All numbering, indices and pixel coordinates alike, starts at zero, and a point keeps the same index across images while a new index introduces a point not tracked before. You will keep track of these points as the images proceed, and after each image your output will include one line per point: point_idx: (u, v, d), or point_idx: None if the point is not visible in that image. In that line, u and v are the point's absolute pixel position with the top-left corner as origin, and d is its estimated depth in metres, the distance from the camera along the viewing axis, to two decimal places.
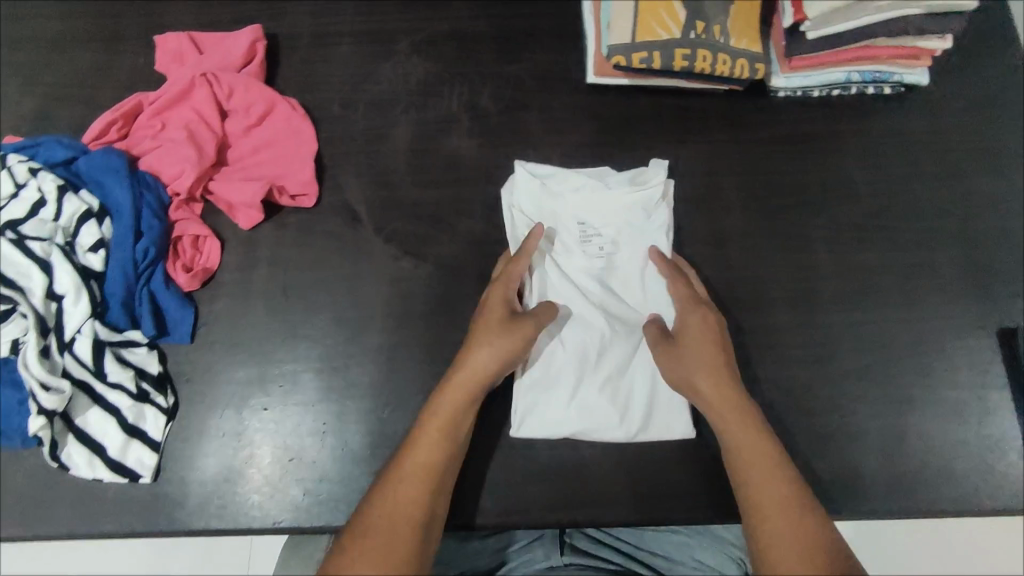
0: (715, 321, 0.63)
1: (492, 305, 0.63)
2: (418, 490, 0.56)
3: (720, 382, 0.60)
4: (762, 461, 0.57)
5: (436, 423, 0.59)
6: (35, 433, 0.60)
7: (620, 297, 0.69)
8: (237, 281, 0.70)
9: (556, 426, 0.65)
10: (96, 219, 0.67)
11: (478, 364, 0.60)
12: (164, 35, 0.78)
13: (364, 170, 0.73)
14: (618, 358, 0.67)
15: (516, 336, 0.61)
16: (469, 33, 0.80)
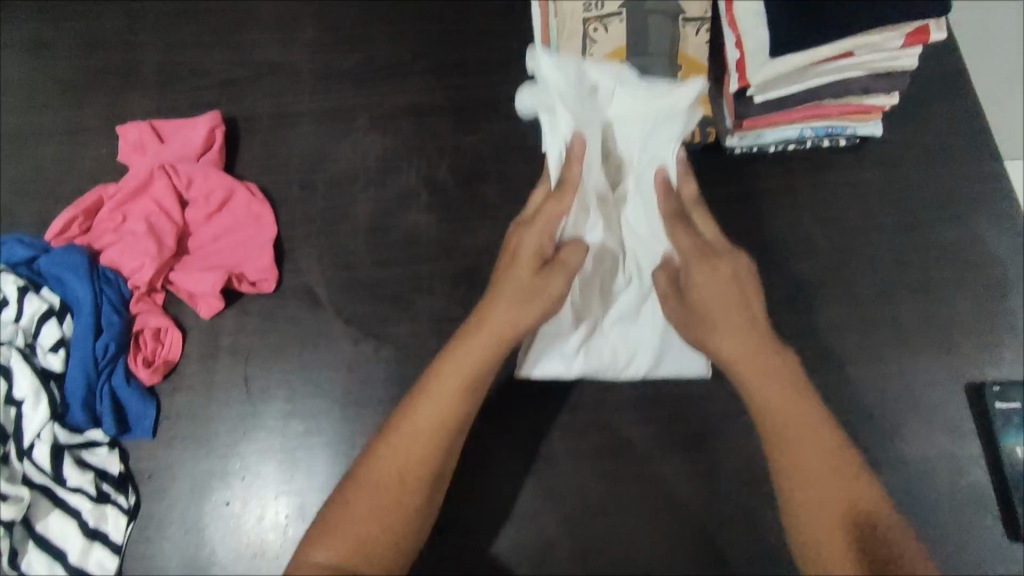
0: (730, 270, 0.60)
1: (524, 253, 0.60)
2: (431, 445, 0.54)
3: (739, 334, 0.57)
4: (793, 413, 0.53)
5: (457, 372, 0.56)
6: None
7: (630, 231, 0.68)
8: (202, 372, 0.70)
9: (566, 369, 0.66)
10: (56, 318, 0.68)
11: (508, 316, 0.58)
12: (125, 124, 0.78)
13: (324, 252, 0.73)
14: (627, 304, 0.67)
15: (545, 293, 0.59)
16: (427, 106, 0.80)
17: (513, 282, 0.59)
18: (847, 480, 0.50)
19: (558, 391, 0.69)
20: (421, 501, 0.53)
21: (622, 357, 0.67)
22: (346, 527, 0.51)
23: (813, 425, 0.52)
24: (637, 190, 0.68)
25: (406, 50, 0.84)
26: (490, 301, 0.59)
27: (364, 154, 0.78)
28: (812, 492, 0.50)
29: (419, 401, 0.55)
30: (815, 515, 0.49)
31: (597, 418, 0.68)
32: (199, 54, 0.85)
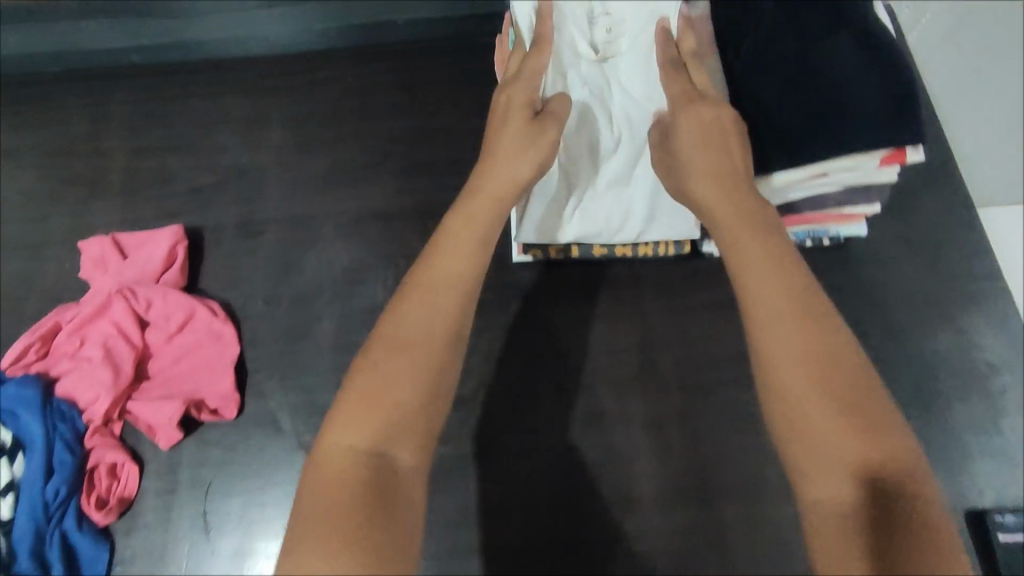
0: (715, 114, 0.53)
1: (511, 110, 0.57)
2: (451, 290, 0.48)
3: (719, 183, 0.51)
4: (770, 266, 0.46)
5: (469, 215, 0.53)
6: None
7: (622, 91, 0.61)
8: (157, 508, 0.67)
9: (571, 233, 0.65)
10: (7, 459, 0.66)
11: (514, 165, 0.55)
12: (86, 239, 0.76)
13: (287, 373, 0.71)
14: (618, 165, 0.63)
15: (543, 141, 0.56)
16: (395, 212, 0.79)
17: (508, 139, 0.56)
18: (836, 345, 0.43)
19: (527, 522, 0.66)
20: (450, 361, 0.46)
21: (632, 217, 0.65)
22: (375, 401, 0.43)
23: (796, 283, 0.45)
24: (631, 48, 0.60)
25: (374, 150, 0.82)
26: (491, 155, 0.56)
27: (331, 264, 0.76)
28: (793, 354, 0.43)
29: (435, 253, 0.50)
30: (792, 368, 0.43)
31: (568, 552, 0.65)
32: (164, 160, 0.84)
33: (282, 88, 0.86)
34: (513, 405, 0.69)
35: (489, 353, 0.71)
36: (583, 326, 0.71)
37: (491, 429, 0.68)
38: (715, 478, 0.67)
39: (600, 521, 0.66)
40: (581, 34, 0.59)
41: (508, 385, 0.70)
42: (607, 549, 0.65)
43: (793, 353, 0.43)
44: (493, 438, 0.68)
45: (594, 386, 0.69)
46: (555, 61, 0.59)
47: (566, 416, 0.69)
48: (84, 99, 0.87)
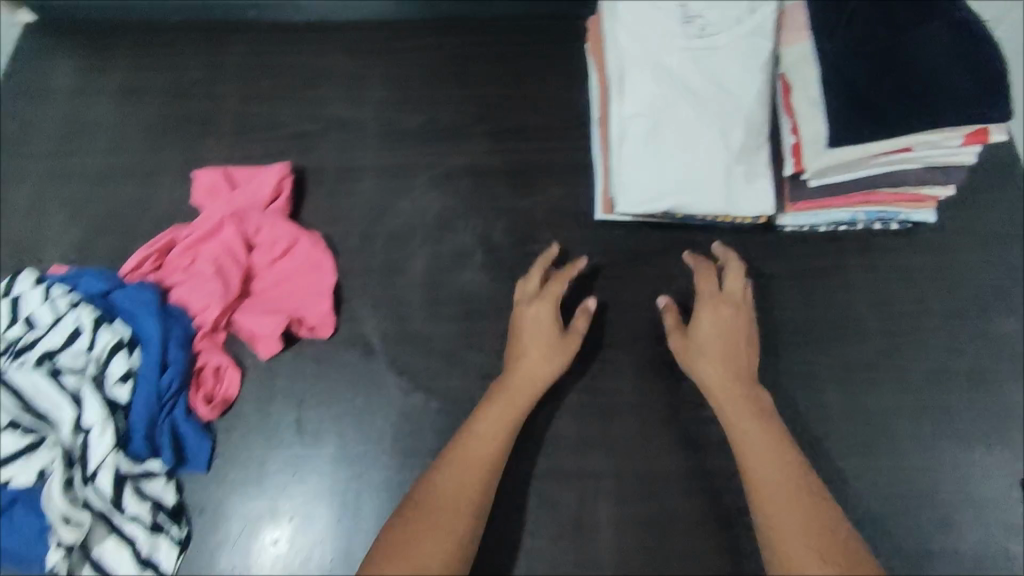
0: (732, 316, 0.68)
1: (541, 317, 0.70)
2: (482, 473, 0.61)
3: (723, 368, 0.66)
4: (756, 447, 0.61)
5: (501, 410, 0.65)
6: (52, 566, 0.62)
7: (713, 79, 0.70)
8: (259, 413, 0.73)
9: (665, 189, 0.70)
10: (127, 350, 0.71)
11: (540, 373, 0.67)
12: (200, 170, 0.83)
13: (380, 302, 0.77)
14: (707, 140, 0.69)
15: (563, 351, 0.69)
16: (486, 168, 0.84)
17: (537, 342, 0.68)
18: (814, 508, 0.56)
19: (600, 457, 0.70)
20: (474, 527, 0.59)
21: (729, 176, 0.69)
22: (416, 547, 0.55)
23: (786, 461, 0.59)
24: (723, 46, 0.70)
25: (469, 112, 0.88)
26: (518, 363, 0.68)
27: (423, 210, 0.82)
28: (785, 519, 0.56)
29: (472, 445, 0.63)
30: (792, 537, 0.55)
31: (639, 490, 0.69)
32: (273, 107, 0.90)
33: (382, 50, 0.93)
34: (593, 351, 0.74)
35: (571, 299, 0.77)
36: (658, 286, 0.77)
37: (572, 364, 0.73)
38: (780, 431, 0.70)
39: (672, 463, 0.70)
40: (678, 32, 0.71)
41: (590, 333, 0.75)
42: (675, 490, 0.69)
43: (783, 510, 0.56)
44: (574, 379, 0.73)
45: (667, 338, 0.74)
46: (649, 60, 0.71)
47: (641, 365, 0.74)
48: (198, 45, 0.93)
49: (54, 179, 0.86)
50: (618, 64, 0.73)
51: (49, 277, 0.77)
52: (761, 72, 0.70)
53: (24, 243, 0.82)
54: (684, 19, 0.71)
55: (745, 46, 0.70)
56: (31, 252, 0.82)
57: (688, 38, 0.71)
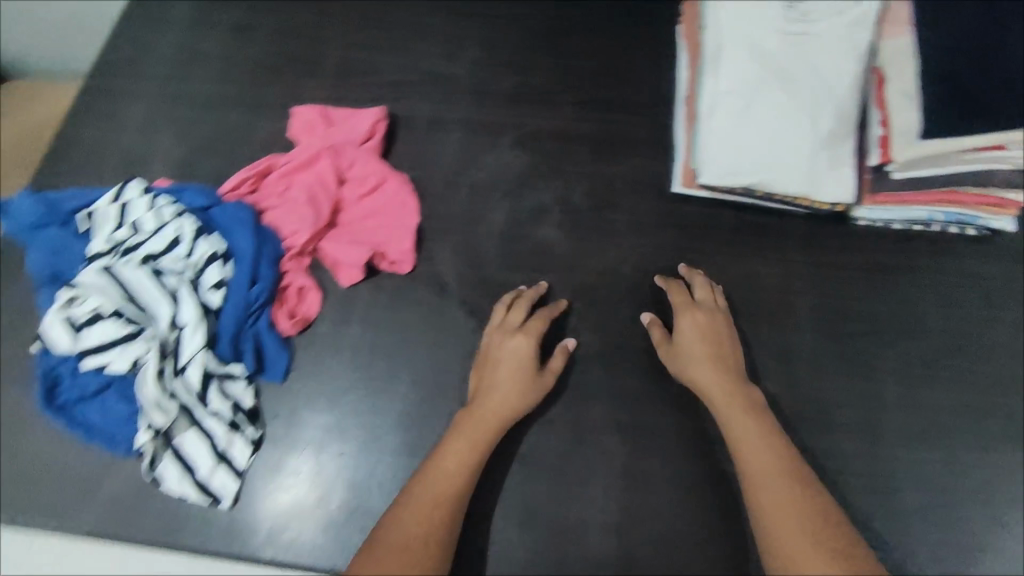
0: (713, 325, 0.71)
1: (513, 350, 0.70)
2: (454, 489, 0.63)
3: (712, 367, 0.68)
4: (749, 434, 0.63)
5: (470, 436, 0.66)
6: (141, 445, 0.69)
7: (809, 64, 0.72)
8: (337, 333, 0.77)
9: (746, 166, 0.72)
10: (219, 263, 0.76)
11: (509, 404, 0.68)
12: (300, 107, 0.88)
13: (459, 247, 0.81)
14: (794, 121, 0.71)
15: (534, 387, 0.69)
16: (569, 134, 0.88)
17: (509, 374, 0.69)
18: (801, 487, 0.59)
19: (655, 416, 0.72)
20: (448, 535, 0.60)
21: (812, 159, 0.71)
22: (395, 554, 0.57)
23: (779, 450, 0.62)
24: (822, 33, 0.72)
25: (559, 80, 0.92)
26: (488, 392, 0.68)
27: (506, 167, 0.86)
28: (776, 503, 0.58)
29: (442, 470, 0.64)
30: (783, 520, 0.57)
31: (694, 449, 0.71)
32: (373, 57, 0.95)
33: (481, 15, 0.97)
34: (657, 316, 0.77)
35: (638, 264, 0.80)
36: (725, 261, 0.80)
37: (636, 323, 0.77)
38: (834, 413, 0.72)
39: None
40: (778, 17, 0.73)
41: (656, 297, 0.78)
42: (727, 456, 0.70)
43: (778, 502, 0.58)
44: (636, 338, 0.76)
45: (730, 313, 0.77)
46: (746, 41, 0.74)
47: None
48: None
49: (166, 101, 0.92)
50: (716, 42, 0.75)
51: (155, 188, 0.83)
52: (858, 61, 0.71)
53: (134, 156, 0.88)
54: (787, 5, 0.74)
55: (845, 34, 0.71)
56: (140, 165, 0.88)
57: (788, 23, 0.73)
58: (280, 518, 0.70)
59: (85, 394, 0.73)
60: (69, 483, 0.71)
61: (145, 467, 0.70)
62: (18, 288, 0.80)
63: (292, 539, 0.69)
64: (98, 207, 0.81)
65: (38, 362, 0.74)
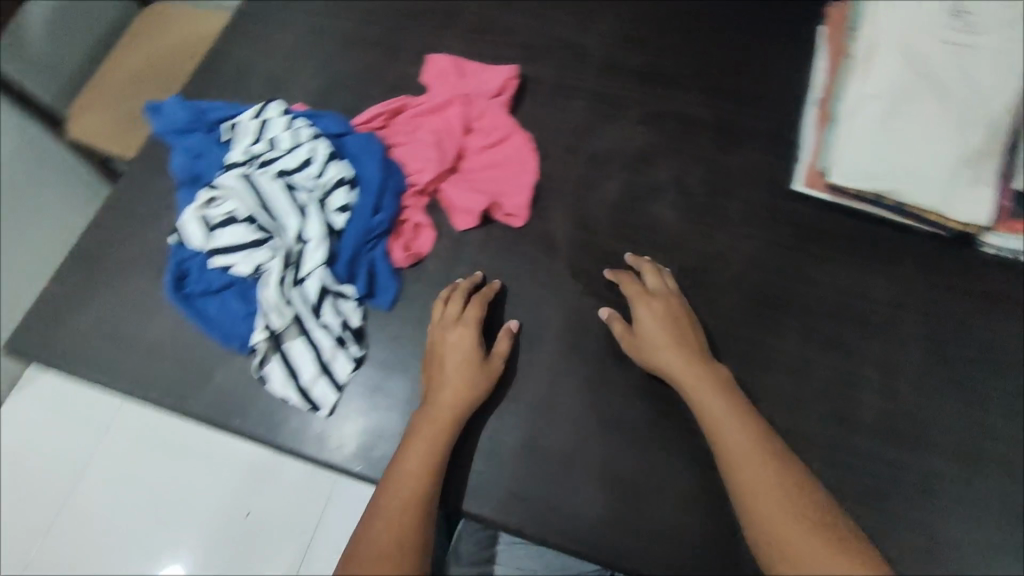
0: (675, 315, 0.72)
1: (457, 347, 0.72)
2: (417, 487, 0.65)
3: (679, 355, 0.69)
4: (721, 416, 0.65)
5: (426, 437, 0.68)
6: (257, 342, 0.74)
7: (966, 79, 0.70)
8: (447, 272, 0.80)
9: (882, 169, 0.71)
10: (346, 188, 0.80)
11: (458, 396, 0.69)
12: (436, 55, 0.91)
13: (573, 211, 0.83)
14: (942, 131, 0.70)
15: (483, 373, 0.71)
16: (694, 118, 0.88)
17: (454, 369, 0.71)
18: (775, 460, 0.63)
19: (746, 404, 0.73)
20: (423, 525, 0.64)
21: (954, 172, 0.69)
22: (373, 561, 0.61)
23: (753, 428, 0.65)
24: (985, 50, 0.71)
25: (691, 64, 0.91)
26: (439, 390, 0.70)
27: (627, 141, 0.87)
28: (755, 483, 0.61)
29: (402, 474, 0.66)
30: (762, 496, 0.61)
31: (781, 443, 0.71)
32: (510, 16, 0.96)
33: None
34: (761, 310, 0.78)
35: (749, 256, 0.80)
36: (838, 267, 0.79)
37: (740, 312, 0.78)
38: (932, 434, 0.71)
39: (819, 431, 0.72)
40: (941, 27, 0.72)
41: (762, 292, 0.78)
42: (813, 456, 0.71)
43: (760, 484, 0.61)
44: (736, 326, 0.77)
45: (835, 317, 0.76)
46: (904, 45, 0.73)
47: (806, 334, 0.76)
48: None
49: (311, 33, 0.96)
50: (873, 41, 0.74)
51: (292, 112, 0.87)
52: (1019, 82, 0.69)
53: (277, 81, 0.94)
54: (951, 17, 0.73)
55: (1009, 54, 0.70)
56: (281, 91, 0.93)
57: (949, 35, 0.72)
58: (374, 433, 0.74)
59: (210, 290, 0.78)
60: (187, 369, 0.77)
61: (254, 365, 0.74)
62: (159, 185, 0.86)
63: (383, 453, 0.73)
64: (240, 121, 0.86)
65: (172, 254, 0.80)
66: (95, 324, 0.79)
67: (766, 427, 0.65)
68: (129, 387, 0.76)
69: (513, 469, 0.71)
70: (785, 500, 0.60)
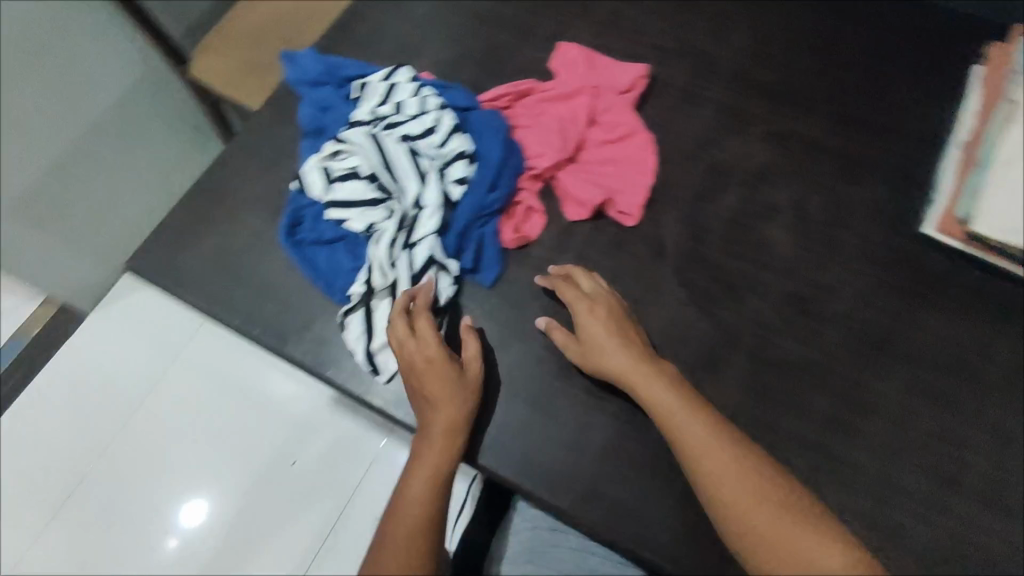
0: (614, 319, 0.72)
1: (427, 364, 0.70)
2: (424, 516, 0.65)
3: (625, 353, 0.69)
4: (677, 414, 0.65)
5: (425, 457, 0.68)
6: (351, 293, 0.76)
7: None
8: (550, 260, 0.80)
9: None
10: (465, 161, 0.80)
11: (450, 416, 0.68)
12: (567, 43, 0.91)
13: (686, 219, 0.82)
14: None
15: (464, 382, 0.70)
16: (823, 142, 0.85)
17: (432, 386, 0.69)
18: (737, 452, 0.62)
19: (842, 443, 0.71)
20: (434, 537, 0.65)
21: None
22: None
23: (705, 420, 0.64)
24: None
25: (828, 87, 0.88)
26: (428, 411, 0.69)
27: (750, 156, 0.85)
28: (723, 484, 0.61)
29: (406, 505, 0.66)
30: (732, 494, 0.60)
31: (873, 490, 0.69)
32: (646, 12, 0.95)
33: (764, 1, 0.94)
34: (870, 349, 0.74)
35: (864, 292, 0.77)
36: (958, 318, 0.75)
37: (847, 347, 0.74)
38: None
39: (918, 484, 0.68)
40: None
41: (873, 330, 0.75)
42: (907, 508, 0.68)
43: (726, 480, 0.61)
44: (841, 362, 0.74)
45: (948, 369, 0.73)
46: None
47: (915, 383, 0.73)
48: None
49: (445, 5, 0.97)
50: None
51: (420, 79, 0.88)
52: None
53: (407, 47, 0.95)
54: None
55: None
56: (410, 58, 0.95)
57: None
58: None
59: (321, 240, 0.80)
60: (289, 314, 0.79)
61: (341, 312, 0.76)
62: (286, 133, 0.89)
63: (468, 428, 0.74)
64: (371, 81, 0.87)
65: (290, 200, 0.82)
66: (211, 255, 0.82)
67: (718, 418, 0.65)
68: (234, 320, 0.79)
69: (593, 466, 0.71)
70: (755, 493, 0.60)
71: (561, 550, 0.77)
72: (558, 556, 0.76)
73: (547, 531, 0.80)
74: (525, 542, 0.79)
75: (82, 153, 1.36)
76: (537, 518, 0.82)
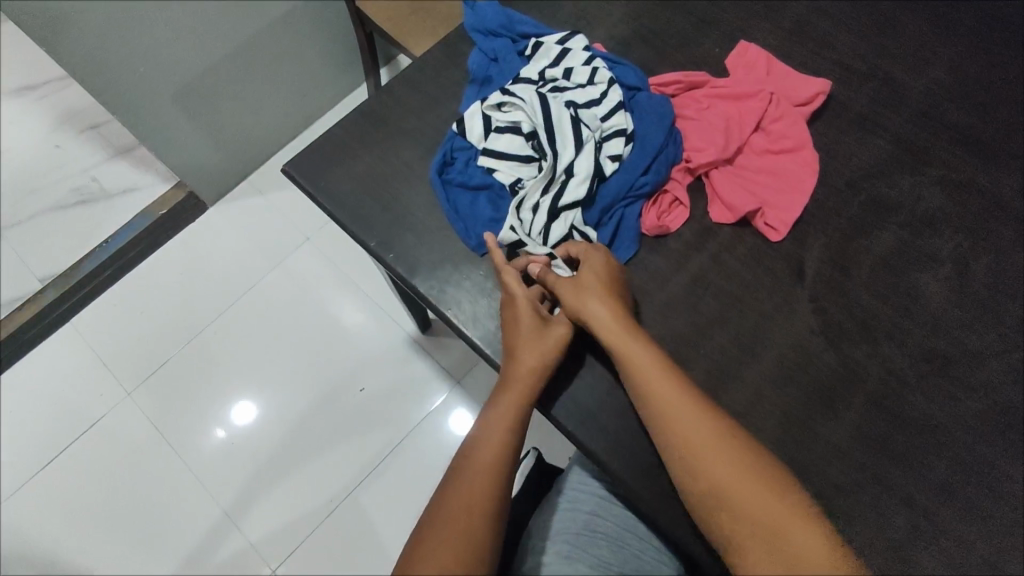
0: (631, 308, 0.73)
1: (512, 314, 0.74)
2: (497, 456, 0.68)
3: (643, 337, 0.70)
4: (686, 415, 0.65)
5: (504, 404, 0.71)
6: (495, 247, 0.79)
7: None
8: (684, 256, 0.80)
9: None
10: (623, 139, 0.80)
11: (534, 366, 0.71)
12: (749, 43, 0.89)
13: (833, 247, 0.79)
14: None
15: (545, 335, 0.72)
16: (1001, 202, 0.80)
17: (514, 336, 0.73)
18: (754, 460, 0.63)
19: (950, 514, 0.68)
20: (499, 483, 0.67)
21: None
22: (455, 520, 0.64)
23: (714, 425, 0.64)
24: None
25: (1018, 143, 0.82)
26: (512, 360, 0.72)
27: (918, 199, 0.81)
28: (741, 491, 0.61)
29: (480, 446, 0.69)
30: (754, 501, 0.60)
31: (975, 571, 0.65)
32: (834, 27, 0.91)
33: (967, 39, 0.89)
34: (1001, 428, 0.71)
35: (1009, 368, 0.73)
36: None
37: (980, 421, 0.71)
38: None
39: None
40: None
41: (1009, 411, 0.72)
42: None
43: (724, 478, 0.62)
44: (967, 431, 0.71)
45: None
46: None
47: None
48: None
49: None
50: None
51: (594, 49, 0.88)
52: None
53: (585, 12, 0.95)
54: None
55: None
56: (585, 24, 0.94)
57: None
58: (568, 373, 0.77)
59: (466, 184, 0.83)
60: (423, 248, 0.82)
61: (478, 259, 0.81)
62: (452, 76, 0.92)
63: (571, 398, 0.76)
64: (546, 42, 0.88)
65: (445, 141, 0.85)
66: (361, 176, 0.86)
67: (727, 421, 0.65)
68: (371, 241, 0.82)
69: None
70: (776, 498, 0.60)
71: (601, 539, 0.74)
72: (597, 546, 0.73)
73: (586, 516, 0.76)
74: (563, 525, 0.75)
75: (242, 56, 1.43)
76: (576, 499, 0.78)
